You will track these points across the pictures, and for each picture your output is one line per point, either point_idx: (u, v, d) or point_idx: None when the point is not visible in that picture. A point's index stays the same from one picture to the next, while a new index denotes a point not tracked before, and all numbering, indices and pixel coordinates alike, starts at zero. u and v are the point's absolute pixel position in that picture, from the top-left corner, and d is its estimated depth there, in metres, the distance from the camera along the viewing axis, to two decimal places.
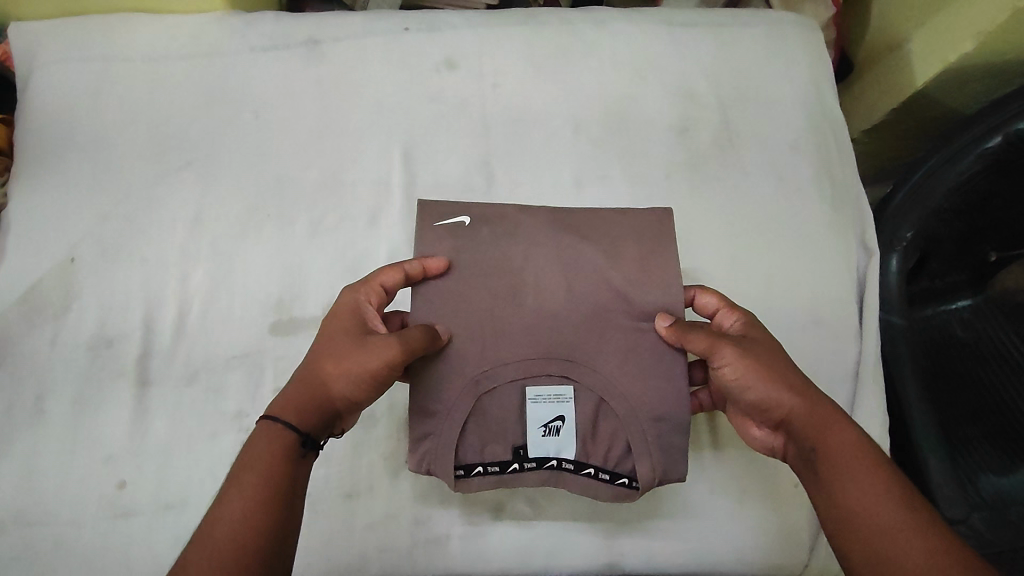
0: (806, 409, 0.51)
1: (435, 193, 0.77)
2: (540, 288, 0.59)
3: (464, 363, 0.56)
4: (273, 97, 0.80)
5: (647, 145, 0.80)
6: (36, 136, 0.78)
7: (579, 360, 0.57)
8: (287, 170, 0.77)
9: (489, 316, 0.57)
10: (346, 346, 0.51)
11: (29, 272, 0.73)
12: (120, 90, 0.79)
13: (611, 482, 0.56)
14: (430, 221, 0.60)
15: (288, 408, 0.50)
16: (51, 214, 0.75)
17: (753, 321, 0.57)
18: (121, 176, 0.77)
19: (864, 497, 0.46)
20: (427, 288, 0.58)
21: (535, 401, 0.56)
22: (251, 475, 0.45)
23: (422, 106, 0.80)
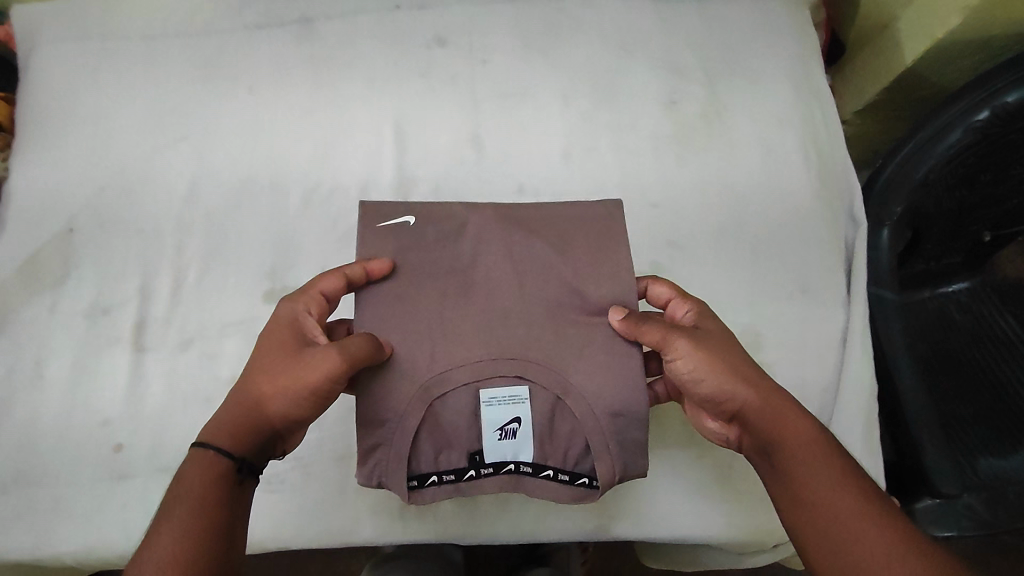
0: (760, 400, 0.51)
1: (426, 166, 0.78)
2: (490, 287, 0.57)
3: (413, 368, 0.54)
4: (268, 75, 0.82)
5: (635, 112, 0.81)
6: (35, 113, 0.81)
7: (534, 358, 0.55)
8: (281, 143, 0.79)
9: (438, 319, 0.55)
10: (283, 362, 0.50)
11: (28, 243, 0.76)
12: (119, 69, 0.83)
13: (570, 482, 0.55)
14: (372, 223, 0.58)
15: (222, 432, 0.48)
16: (50, 185, 0.78)
17: (706, 310, 0.56)
18: (115, 148, 0.79)
19: (823, 489, 0.46)
20: (371, 292, 0.56)
21: (489, 404, 0.54)
22: (181, 508, 0.43)
23: (411, 80, 0.82)
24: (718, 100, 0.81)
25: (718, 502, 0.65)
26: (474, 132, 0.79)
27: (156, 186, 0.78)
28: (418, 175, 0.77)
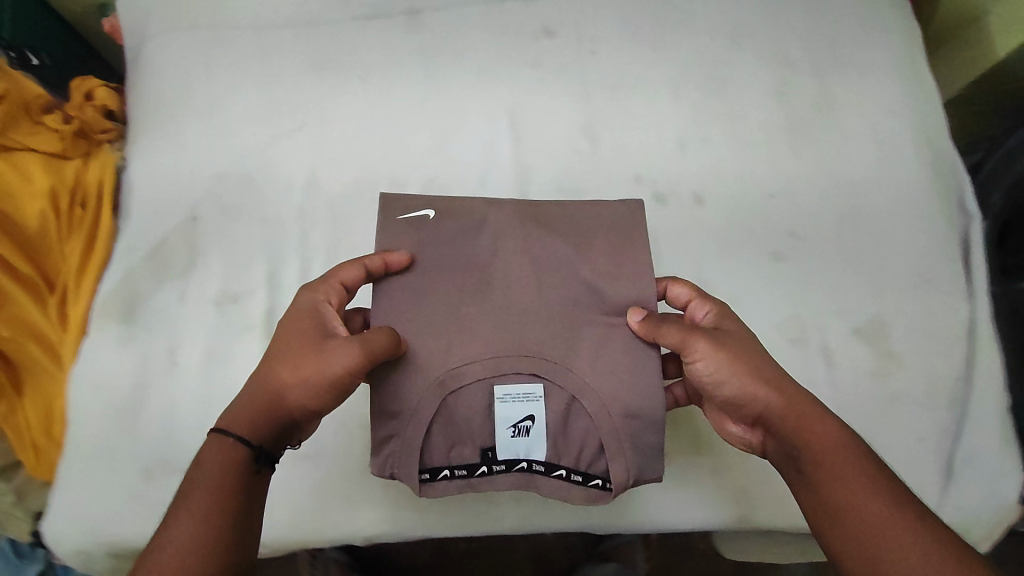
0: (783, 404, 0.49)
1: (542, 157, 0.76)
2: (509, 283, 0.57)
3: (429, 363, 0.54)
4: (379, 64, 0.81)
5: (744, 105, 0.79)
6: (153, 101, 0.80)
7: (551, 357, 0.55)
8: (396, 132, 0.77)
9: (455, 314, 0.56)
10: (301, 352, 0.50)
11: (153, 232, 0.74)
12: (231, 55, 0.82)
13: (583, 483, 0.54)
14: (393, 215, 0.58)
15: (242, 420, 0.48)
16: (170, 173, 0.76)
17: (729, 310, 0.55)
18: (235, 137, 0.77)
19: (853, 495, 0.44)
20: (389, 284, 0.56)
21: (503, 400, 0.54)
22: (198, 495, 0.44)
23: (523, 71, 0.80)
24: (827, 91, 0.79)
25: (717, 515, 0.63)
26: (586, 123, 0.78)
27: (276, 175, 0.76)
28: (536, 166, 0.76)
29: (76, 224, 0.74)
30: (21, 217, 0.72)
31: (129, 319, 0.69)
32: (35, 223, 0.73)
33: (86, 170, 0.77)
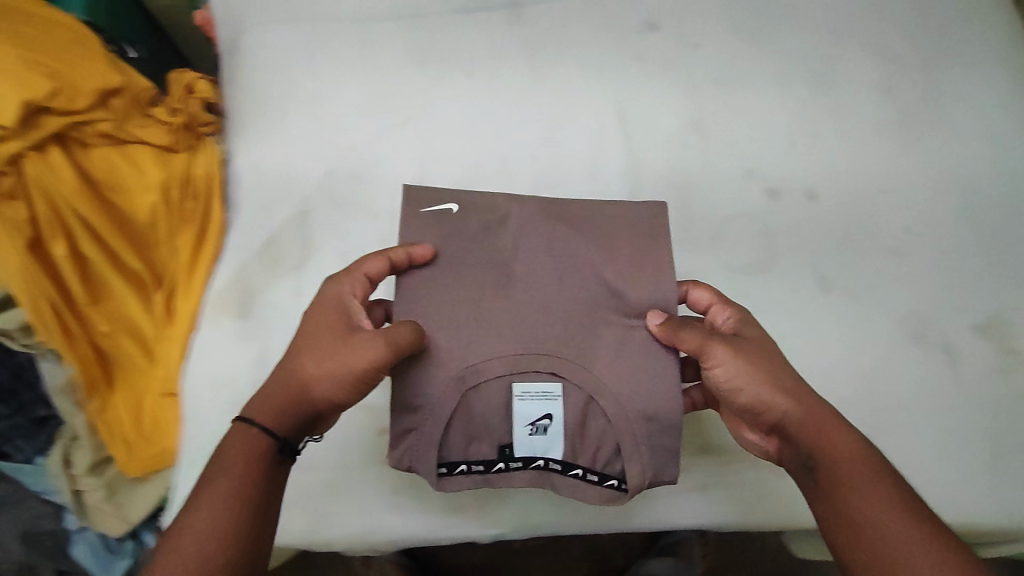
0: (800, 412, 0.49)
1: (651, 150, 0.78)
2: (530, 281, 0.57)
3: (448, 358, 0.54)
4: (483, 56, 0.81)
5: (854, 101, 0.80)
6: (252, 91, 0.79)
7: (571, 357, 0.55)
8: (503, 125, 0.78)
9: (476, 310, 0.55)
10: (329, 344, 0.50)
11: (264, 225, 0.73)
12: (332, 46, 0.80)
13: (599, 483, 0.54)
14: (415, 208, 0.58)
15: (269, 411, 0.48)
16: (279, 171, 0.75)
17: (751, 317, 0.55)
18: (343, 130, 0.77)
19: (869, 507, 0.45)
20: (412, 278, 0.56)
21: (521, 398, 0.54)
22: (222, 483, 0.44)
23: (627, 65, 0.81)
24: (932, 86, 0.81)
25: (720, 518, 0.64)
26: (695, 118, 0.79)
27: (384, 170, 0.76)
28: (648, 160, 0.77)
29: (186, 220, 0.72)
30: (132, 210, 0.70)
31: (244, 313, 0.69)
32: (146, 217, 0.70)
33: (194, 163, 0.73)
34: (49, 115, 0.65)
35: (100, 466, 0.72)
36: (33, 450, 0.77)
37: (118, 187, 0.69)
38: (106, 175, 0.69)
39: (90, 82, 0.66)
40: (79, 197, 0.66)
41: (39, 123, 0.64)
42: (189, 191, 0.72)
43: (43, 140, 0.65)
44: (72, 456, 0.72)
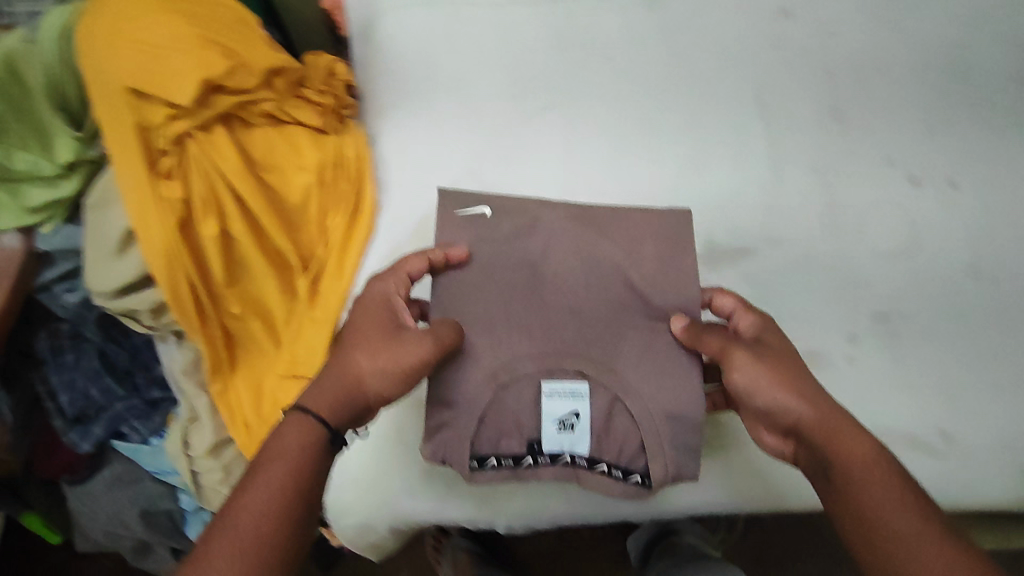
0: (814, 415, 0.51)
1: (794, 135, 0.81)
2: (559, 283, 0.59)
3: (481, 356, 0.57)
4: (623, 43, 0.84)
5: (1005, 91, 0.84)
6: (393, 76, 0.81)
7: (597, 358, 0.58)
8: (651, 106, 0.81)
9: (506, 310, 0.58)
10: (380, 341, 0.53)
11: (414, 206, 0.74)
12: (471, 38, 0.83)
13: (623, 479, 0.57)
14: (452, 210, 0.60)
15: (323, 401, 0.51)
16: (424, 151, 0.77)
17: (771, 323, 0.57)
18: (487, 113, 0.79)
19: (877, 505, 0.47)
20: (448, 278, 0.58)
21: (550, 396, 0.56)
22: (279, 466, 0.47)
23: (767, 52, 0.85)
24: None
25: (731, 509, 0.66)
26: (835, 105, 0.83)
27: (529, 154, 0.77)
28: (786, 143, 0.80)
29: (340, 199, 0.72)
30: (285, 190, 0.69)
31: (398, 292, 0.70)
32: (299, 197, 0.70)
33: (344, 143, 0.74)
34: (221, 95, 0.65)
35: (221, 448, 0.75)
36: (149, 432, 0.78)
37: (274, 168, 0.69)
38: (264, 155, 0.69)
39: (263, 60, 0.68)
40: (243, 176, 0.66)
41: (213, 101, 0.65)
42: (341, 172, 0.73)
43: (210, 119, 0.66)
44: (191, 440, 0.74)
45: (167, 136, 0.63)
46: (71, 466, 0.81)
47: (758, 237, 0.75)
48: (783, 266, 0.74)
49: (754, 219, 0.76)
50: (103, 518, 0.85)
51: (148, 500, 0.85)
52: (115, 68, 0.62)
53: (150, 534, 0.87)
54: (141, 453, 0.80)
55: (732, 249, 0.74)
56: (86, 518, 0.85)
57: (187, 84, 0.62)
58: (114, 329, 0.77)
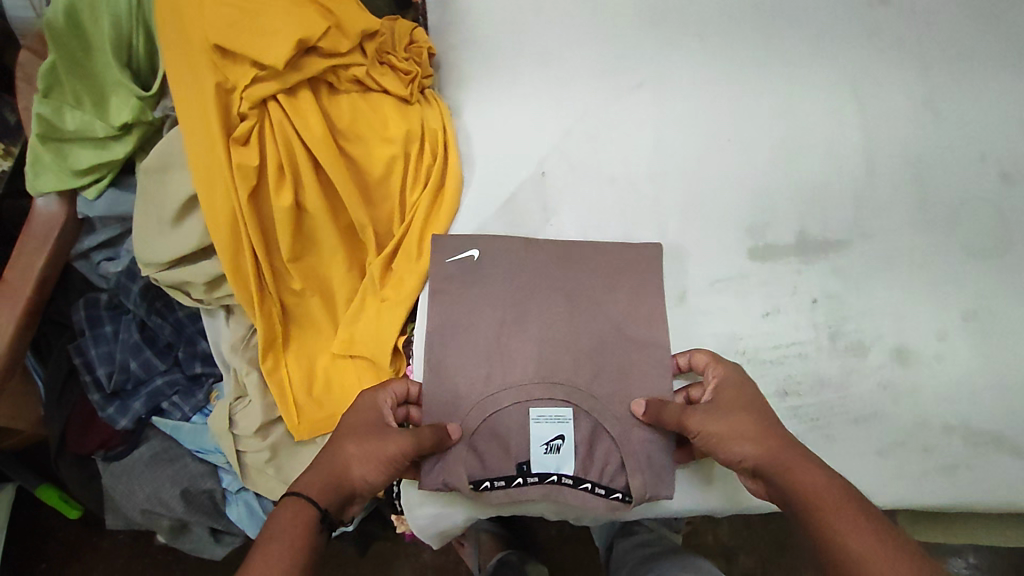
0: (767, 455, 0.56)
1: (886, 125, 0.79)
2: (543, 320, 0.66)
3: (473, 387, 0.64)
4: (713, 23, 0.82)
5: None
6: (474, 51, 0.80)
7: (579, 385, 0.64)
8: (741, 94, 0.79)
9: (496, 343, 0.65)
10: (366, 434, 0.57)
11: (501, 184, 0.74)
12: (560, 9, 0.81)
13: (605, 496, 0.63)
14: (442, 258, 0.69)
15: (314, 483, 0.53)
16: (512, 127, 0.76)
17: (735, 372, 0.62)
18: (578, 90, 0.78)
19: (845, 528, 0.49)
20: (441, 319, 0.67)
21: (537, 421, 0.63)
22: (276, 546, 0.48)
23: (860, 38, 0.82)
24: None
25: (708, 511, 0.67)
26: (930, 95, 0.80)
27: (620, 133, 0.77)
28: (882, 138, 0.78)
29: (422, 177, 0.73)
30: (369, 163, 0.72)
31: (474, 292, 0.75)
32: (381, 169, 0.72)
33: (428, 115, 0.75)
34: (313, 57, 0.68)
35: (265, 428, 0.88)
36: (191, 408, 0.93)
37: (355, 136, 0.71)
38: (348, 123, 0.71)
39: (358, 23, 0.70)
40: (320, 145, 0.69)
41: (303, 63, 0.68)
42: (425, 146, 0.73)
43: (297, 83, 0.69)
44: (237, 419, 0.88)
45: (250, 99, 0.68)
46: (107, 442, 0.93)
47: (850, 230, 0.75)
48: (869, 265, 0.73)
49: (844, 212, 0.75)
50: (141, 495, 0.92)
51: (188, 479, 0.92)
52: (205, 23, 0.67)
53: (188, 514, 0.92)
54: (181, 430, 0.93)
55: (825, 241, 0.74)
56: (123, 496, 0.93)
57: (280, 48, 0.65)
58: (158, 305, 0.93)
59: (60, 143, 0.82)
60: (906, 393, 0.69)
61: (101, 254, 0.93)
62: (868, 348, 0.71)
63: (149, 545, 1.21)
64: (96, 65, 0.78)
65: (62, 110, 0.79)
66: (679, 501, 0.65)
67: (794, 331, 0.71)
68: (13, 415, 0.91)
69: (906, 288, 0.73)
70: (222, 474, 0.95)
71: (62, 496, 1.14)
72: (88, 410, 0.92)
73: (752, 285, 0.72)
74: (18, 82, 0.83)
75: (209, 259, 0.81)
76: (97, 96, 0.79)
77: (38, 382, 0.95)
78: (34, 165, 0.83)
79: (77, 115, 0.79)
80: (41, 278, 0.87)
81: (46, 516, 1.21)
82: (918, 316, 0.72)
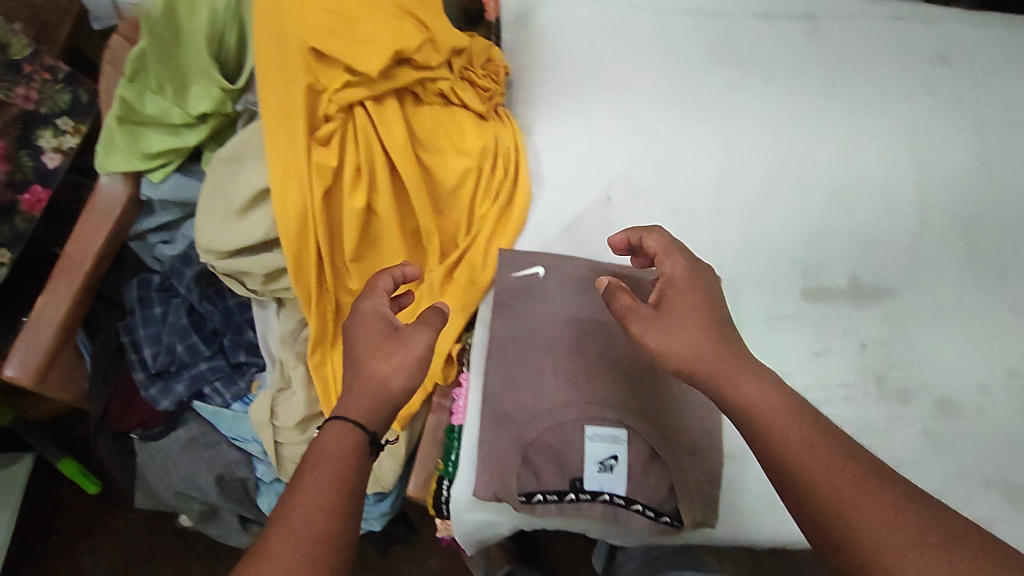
0: (704, 362, 0.54)
1: (942, 182, 0.81)
2: (606, 342, 0.68)
3: (531, 402, 0.66)
4: (779, 67, 0.84)
5: None
6: (548, 75, 0.82)
7: (633, 408, 0.65)
8: (803, 138, 0.81)
9: (556, 360, 0.67)
10: (387, 343, 0.59)
11: (567, 206, 0.76)
12: (633, 39, 0.84)
13: (655, 518, 0.63)
14: (507, 273, 0.71)
15: (358, 409, 0.56)
16: (581, 150, 0.78)
17: (685, 267, 0.60)
18: (647, 120, 0.80)
19: (777, 420, 0.51)
20: (504, 334, 0.69)
21: (592, 439, 0.64)
22: (325, 466, 0.52)
23: (921, 95, 0.84)
24: None
25: (751, 543, 0.68)
26: (985, 155, 0.82)
27: (684, 165, 0.79)
28: (936, 193, 0.80)
29: (494, 190, 0.75)
30: (442, 174, 0.74)
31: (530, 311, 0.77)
32: (454, 180, 0.74)
33: (502, 131, 0.77)
34: (405, 68, 0.71)
35: (305, 421, 0.89)
36: (232, 395, 0.94)
37: (432, 146, 0.74)
38: (427, 133, 0.73)
39: (451, 41, 0.73)
40: (399, 152, 0.71)
41: (394, 74, 0.71)
42: (499, 162, 0.75)
43: (385, 92, 0.71)
44: (278, 408, 0.89)
45: (339, 102, 0.70)
46: (147, 421, 0.95)
47: (900, 279, 0.76)
48: (918, 315, 0.75)
49: (896, 261, 0.77)
50: (176, 477, 0.93)
51: (224, 466, 0.94)
52: (303, 28, 0.69)
53: (221, 500, 0.94)
54: (220, 415, 0.94)
55: (876, 288, 0.76)
56: (157, 476, 0.94)
57: (377, 58, 0.67)
58: (210, 292, 0.94)
59: (134, 126, 0.84)
60: (946, 443, 0.71)
61: (158, 236, 0.95)
62: (912, 395, 0.72)
63: (162, 530, 1.22)
64: (182, 56, 0.80)
65: (144, 95, 0.81)
66: (723, 530, 0.66)
67: (841, 371, 0.73)
68: (58, 387, 0.90)
69: (951, 340, 0.74)
70: (256, 463, 0.95)
71: (82, 470, 1.16)
72: (130, 389, 0.95)
73: (805, 323, 0.74)
74: (105, 65, 0.85)
75: (271, 252, 0.83)
76: (178, 83, 0.81)
77: (85, 357, 0.95)
78: (108, 146, 0.85)
79: (158, 101, 0.81)
80: (100, 253, 0.89)
81: (62, 488, 1.21)
82: (962, 368, 0.73)
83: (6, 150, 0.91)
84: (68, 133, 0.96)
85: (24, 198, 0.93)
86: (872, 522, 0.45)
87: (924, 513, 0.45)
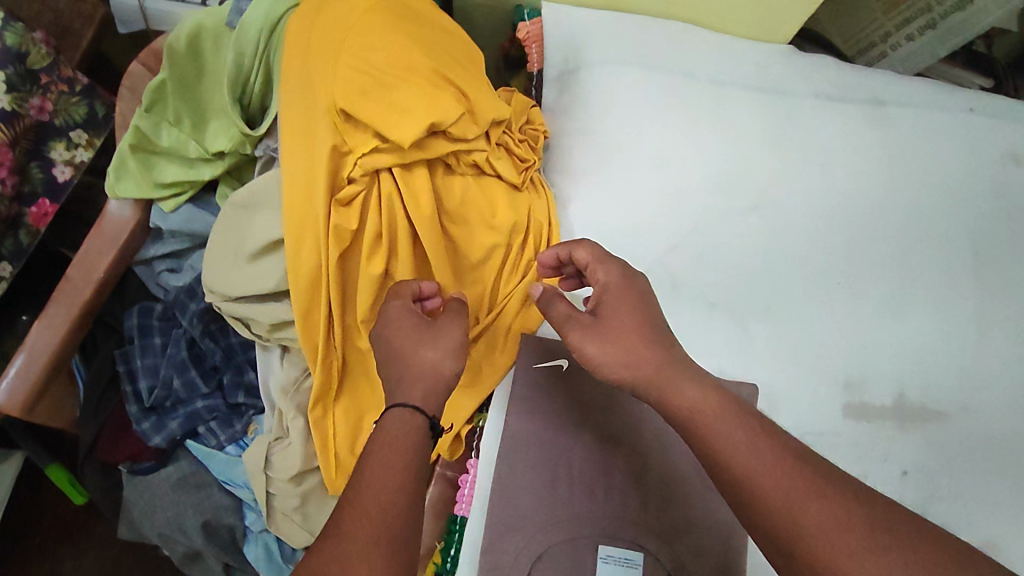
0: (649, 374, 0.51)
1: (1004, 298, 0.75)
2: (633, 452, 0.63)
3: (543, 511, 0.61)
4: (835, 151, 0.78)
5: None
6: (591, 146, 0.77)
7: (652, 526, 0.61)
8: (856, 234, 0.75)
9: (575, 466, 0.63)
10: (424, 335, 0.56)
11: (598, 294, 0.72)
12: (682, 107, 0.78)
13: None
14: (528, 362, 0.67)
15: (415, 394, 0.53)
16: (616, 230, 0.74)
17: (619, 273, 0.57)
18: (690, 203, 0.75)
19: (724, 428, 0.48)
20: (519, 425, 0.64)
21: (603, 561, 0.60)
22: (394, 448, 0.50)
23: (988, 199, 0.78)
24: None
25: None
26: None
27: (725, 255, 0.74)
28: (997, 310, 0.74)
29: (521, 270, 0.71)
30: (468, 247, 0.70)
31: None
32: (481, 254, 0.70)
33: (535, 203, 0.73)
34: (438, 139, 0.66)
35: (300, 475, 0.83)
36: (227, 437, 0.89)
37: (460, 218, 0.69)
38: (456, 206, 0.69)
39: (491, 113, 0.67)
40: (426, 224, 0.67)
41: (426, 145, 0.65)
42: (530, 239, 0.71)
43: (416, 160, 0.66)
44: (273, 459, 0.84)
45: (365, 167, 0.65)
46: (138, 455, 0.91)
47: (950, 402, 0.71)
48: (967, 445, 0.70)
49: (946, 381, 0.72)
50: (162, 518, 0.89)
51: (213, 511, 0.89)
52: (335, 87, 0.65)
53: (207, 547, 0.89)
54: (213, 458, 0.89)
55: (922, 409, 0.70)
56: (142, 514, 0.90)
57: (409, 129, 0.62)
58: (213, 328, 0.90)
59: (148, 154, 0.80)
60: None
61: (164, 264, 0.91)
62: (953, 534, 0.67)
63: (146, 556, 1.18)
64: (205, 91, 0.78)
65: (160, 125, 0.77)
66: None
67: None
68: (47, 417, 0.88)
69: (1002, 479, 0.69)
70: (246, 511, 0.91)
71: (70, 479, 1.12)
72: (125, 419, 0.92)
73: (843, 443, 0.69)
74: (123, 90, 0.82)
75: (278, 302, 0.78)
76: (197, 116, 0.78)
77: (78, 381, 0.93)
78: (117, 169, 0.80)
79: (174, 132, 0.78)
80: (103, 279, 0.85)
81: (48, 501, 1.18)
82: (1012, 512, 0.68)
83: (16, 163, 0.86)
84: (82, 147, 0.94)
85: (31, 211, 0.90)
86: (819, 526, 0.44)
87: (873, 514, 0.44)
